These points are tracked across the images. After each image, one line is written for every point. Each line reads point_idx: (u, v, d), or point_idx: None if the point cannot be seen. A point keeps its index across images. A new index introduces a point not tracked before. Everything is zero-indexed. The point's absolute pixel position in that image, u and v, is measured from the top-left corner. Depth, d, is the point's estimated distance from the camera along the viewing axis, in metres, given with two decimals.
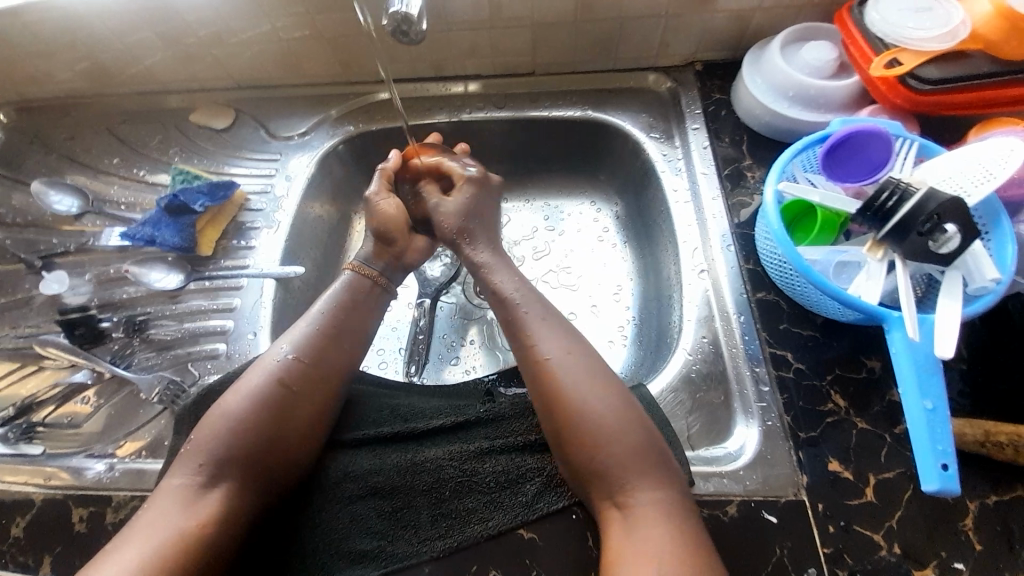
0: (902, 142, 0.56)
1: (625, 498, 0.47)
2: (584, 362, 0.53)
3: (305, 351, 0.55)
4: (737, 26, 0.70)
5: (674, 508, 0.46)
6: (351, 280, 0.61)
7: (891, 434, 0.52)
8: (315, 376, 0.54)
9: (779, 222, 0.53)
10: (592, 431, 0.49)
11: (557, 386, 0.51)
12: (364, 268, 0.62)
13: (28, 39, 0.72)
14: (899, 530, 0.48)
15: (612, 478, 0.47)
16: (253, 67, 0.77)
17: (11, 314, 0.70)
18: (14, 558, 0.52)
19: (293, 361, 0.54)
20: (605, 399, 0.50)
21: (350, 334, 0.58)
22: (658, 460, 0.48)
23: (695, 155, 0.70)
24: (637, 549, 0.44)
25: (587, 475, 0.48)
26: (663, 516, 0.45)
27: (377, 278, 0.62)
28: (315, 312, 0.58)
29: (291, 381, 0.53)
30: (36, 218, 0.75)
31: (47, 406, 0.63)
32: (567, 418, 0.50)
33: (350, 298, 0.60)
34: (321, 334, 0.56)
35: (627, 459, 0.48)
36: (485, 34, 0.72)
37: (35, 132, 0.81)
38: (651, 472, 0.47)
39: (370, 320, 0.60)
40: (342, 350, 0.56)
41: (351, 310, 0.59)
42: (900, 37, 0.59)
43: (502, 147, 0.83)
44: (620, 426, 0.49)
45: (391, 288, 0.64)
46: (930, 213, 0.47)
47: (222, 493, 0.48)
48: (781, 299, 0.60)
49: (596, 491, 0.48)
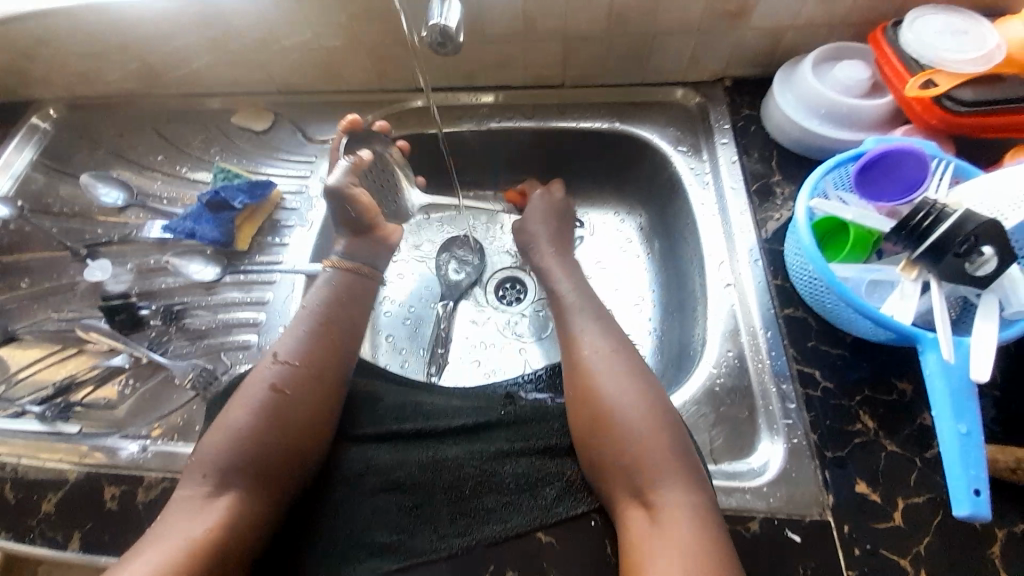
0: (938, 162, 0.56)
1: (652, 494, 0.47)
2: (620, 362, 0.54)
3: (302, 356, 0.56)
4: (768, 45, 0.71)
5: (699, 508, 0.46)
6: (335, 275, 0.63)
7: (921, 458, 0.51)
8: (312, 376, 0.55)
9: (810, 238, 0.53)
10: (624, 425, 0.50)
11: (598, 387, 0.52)
12: (344, 263, 0.64)
13: (87, 41, 0.76)
14: (927, 557, 0.47)
15: (642, 474, 0.48)
16: (293, 73, 0.80)
17: (55, 298, 0.73)
18: (45, 532, 0.53)
19: (286, 367, 0.55)
20: (635, 398, 0.51)
21: (342, 326, 0.59)
22: (687, 458, 0.48)
23: (723, 169, 0.71)
24: (660, 547, 0.44)
25: (613, 470, 0.49)
26: (686, 514, 0.45)
27: (364, 270, 0.65)
28: (304, 313, 0.60)
29: (283, 388, 0.53)
30: (83, 208, 0.79)
31: (87, 386, 0.66)
32: (599, 413, 0.51)
33: (335, 292, 0.62)
34: (310, 332, 0.58)
35: (656, 456, 0.48)
36: (517, 46, 0.74)
37: (86, 129, 0.85)
38: (680, 470, 0.48)
39: (359, 311, 0.62)
40: (330, 345, 0.58)
41: (340, 305, 0.61)
42: (935, 59, 0.59)
43: (528, 158, 0.84)
44: (650, 425, 0.49)
45: (376, 275, 0.66)
46: (967, 234, 0.46)
47: (242, 490, 0.49)
48: (809, 316, 0.59)
49: (621, 488, 0.48)
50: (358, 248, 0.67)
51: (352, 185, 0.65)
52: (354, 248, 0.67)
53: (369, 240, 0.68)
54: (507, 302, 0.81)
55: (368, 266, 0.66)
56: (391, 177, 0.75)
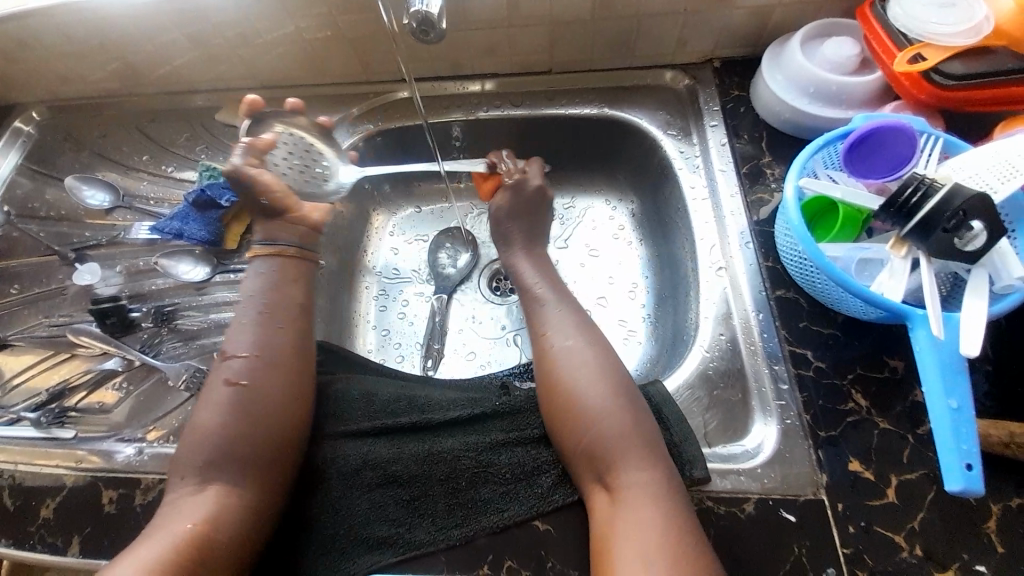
0: (927, 138, 0.55)
1: (612, 479, 0.48)
2: (587, 351, 0.54)
3: (260, 347, 0.56)
4: (757, 23, 0.70)
5: (659, 490, 0.46)
6: (268, 262, 0.62)
7: (913, 435, 0.51)
8: (271, 362, 0.55)
9: (799, 217, 0.52)
10: (587, 412, 0.50)
11: (568, 375, 0.53)
12: (269, 250, 0.62)
13: (63, 40, 0.75)
14: (921, 532, 0.47)
15: (604, 459, 0.48)
16: (276, 67, 0.79)
17: (45, 304, 0.73)
18: (46, 538, 0.54)
19: (244, 358, 0.54)
20: (599, 386, 0.52)
21: (286, 310, 0.59)
22: (648, 442, 0.49)
23: (713, 152, 0.70)
24: (620, 530, 0.45)
25: (577, 455, 0.50)
26: (646, 498, 0.46)
27: (292, 252, 0.63)
28: (243, 303, 0.59)
29: (239, 380, 0.53)
30: (69, 212, 0.78)
31: (80, 392, 0.66)
32: (565, 402, 0.52)
33: (269, 280, 0.60)
34: (258, 322, 0.57)
35: (619, 442, 0.49)
36: (503, 33, 0.73)
37: (68, 130, 0.84)
38: (641, 454, 0.48)
39: (302, 293, 0.61)
40: (279, 330, 0.57)
41: (278, 289, 0.60)
42: (923, 32, 0.58)
43: (519, 147, 0.83)
44: (618, 408, 0.50)
45: (311, 256, 0.64)
46: (955, 209, 0.46)
47: (239, 487, 0.49)
48: (800, 297, 0.59)
49: (585, 472, 0.49)
50: (282, 233, 0.64)
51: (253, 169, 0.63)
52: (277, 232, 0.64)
53: (289, 223, 0.64)
54: (501, 293, 0.81)
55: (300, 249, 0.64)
56: (310, 154, 0.70)
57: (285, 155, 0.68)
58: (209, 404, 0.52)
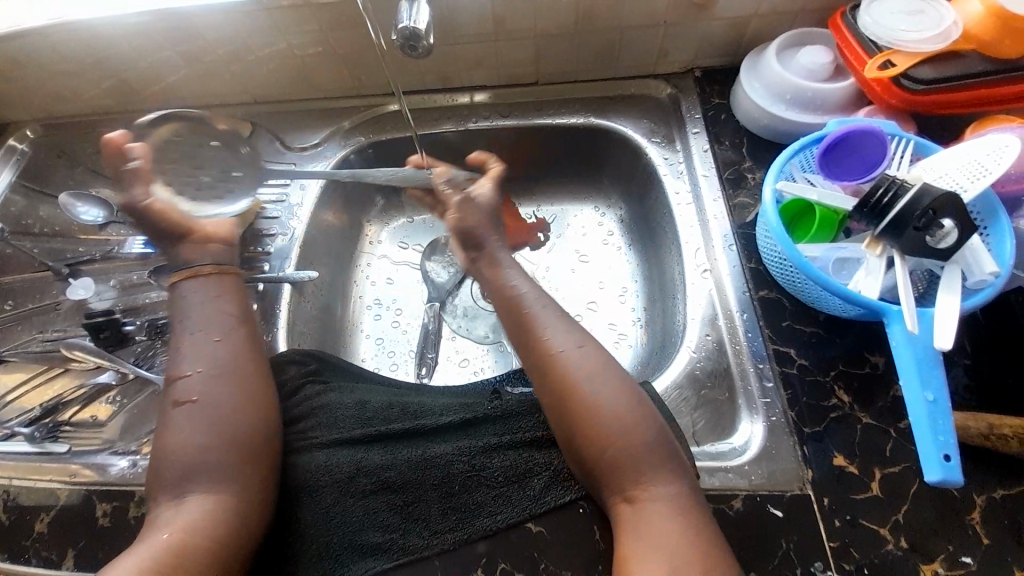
0: (899, 141, 0.57)
1: (637, 490, 0.47)
2: (595, 358, 0.53)
3: (205, 362, 0.55)
4: (735, 34, 0.72)
5: (682, 501, 0.47)
6: (192, 282, 0.61)
7: (895, 429, 0.52)
8: (220, 376, 0.55)
9: (777, 219, 0.54)
10: (605, 423, 0.49)
11: (579, 383, 0.51)
12: (187, 271, 0.62)
13: (58, 60, 0.76)
14: (905, 524, 0.48)
15: (626, 471, 0.48)
16: (268, 82, 0.81)
17: (39, 319, 0.73)
18: (39, 552, 0.54)
19: (191, 377, 0.54)
20: (614, 392, 0.51)
21: (217, 324, 0.58)
22: (666, 450, 0.49)
23: (696, 158, 0.72)
24: (647, 544, 0.44)
25: (599, 467, 0.49)
26: (672, 507, 0.46)
27: (208, 270, 0.62)
28: (174, 326, 0.58)
29: (187, 398, 0.53)
30: (63, 228, 0.79)
31: (73, 407, 0.66)
32: (580, 412, 0.50)
33: (196, 298, 0.60)
34: (199, 340, 0.57)
35: (636, 450, 0.48)
36: (489, 46, 0.75)
37: (61, 147, 0.85)
38: (660, 463, 0.48)
39: (236, 305, 0.61)
40: (222, 346, 0.57)
41: (213, 304, 0.60)
42: (892, 39, 0.60)
43: (507, 155, 0.85)
44: (633, 416, 0.50)
45: (232, 267, 0.64)
46: (925, 208, 0.48)
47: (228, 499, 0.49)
48: (782, 297, 0.60)
49: (607, 483, 0.49)
50: (195, 254, 0.63)
51: (145, 195, 0.63)
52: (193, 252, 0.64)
53: (195, 244, 0.64)
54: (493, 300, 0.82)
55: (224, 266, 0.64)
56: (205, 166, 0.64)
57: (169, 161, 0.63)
58: (188, 417, 0.52)
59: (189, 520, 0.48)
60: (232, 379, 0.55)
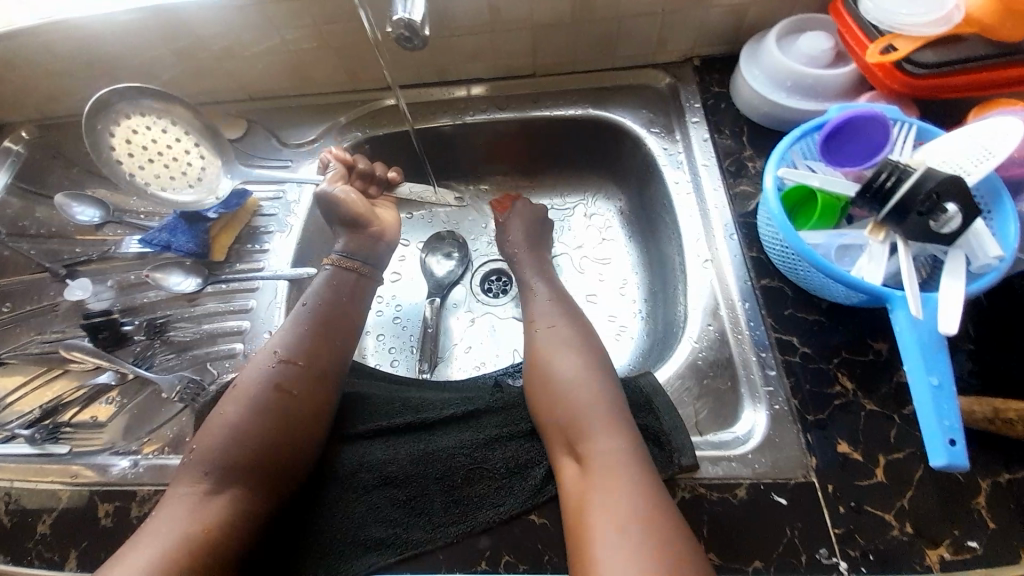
0: (901, 126, 0.56)
1: (583, 446, 0.51)
2: (564, 332, 0.60)
3: (306, 356, 0.57)
4: (733, 21, 0.72)
5: (626, 457, 0.49)
6: (334, 273, 0.65)
7: (900, 415, 0.52)
8: (314, 373, 0.57)
9: (779, 207, 0.53)
10: (564, 387, 0.54)
11: (541, 353, 0.58)
12: (343, 261, 0.66)
13: (50, 59, 0.75)
14: (911, 510, 0.48)
15: (574, 430, 0.52)
16: (264, 78, 0.80)
17: (38, 321, 0.73)
18: (43, 553, 0.54)
19: (289, 366, 0.56)
20: (573, 358, 0.57)
21: (340, 324, 0.61)
22: (615, 411, 0.52)
23: (696, 148, 0.72)
24: (592, 493, 0.47)
25: (550, 428, 0.53)
26: (618, 461, 0.49)
27: (341, 262, 0.66)
28: (298, 308, 0.61)
29: (292, 387, 0.55)
30: (60, 228, 0.79)
31: (72, 408, 0.65)
32: (541, 374, 0.56)
33: (336, 291, 0.64)
34: (310, 330, 0.59)
35: (586, 411, 0.52)
36: (485, 38, 0.74)
37: (57, 147, 0.84)
38: (608, 423, 0.51)
39: (359, 311, 0.64)
40: (334, 344, 0.60)
41: (336, 302, 0.63)
42: (894, 24, 0.60)
43: (505, 148, 0.85)
44: (580, 380, 0.55)
45: (374, 274, 0.68)
46: (928, 193, 0.48)
47: (230, 498, 0.50)
48: (785, 285, 0.60)
49: (559, 443, 0.52)
50: (365, 246, 0.69)
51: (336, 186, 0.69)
52: (352, 245, 0.68)
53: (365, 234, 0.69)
54: (492, 295, 0.82)
55: (365, 263, 0.68)
56: (178, 151, 0.68)
57: (145, 142, 0.66)
58: None
59: (197, 513, 0.48)
60: (336, 378, 0.58)
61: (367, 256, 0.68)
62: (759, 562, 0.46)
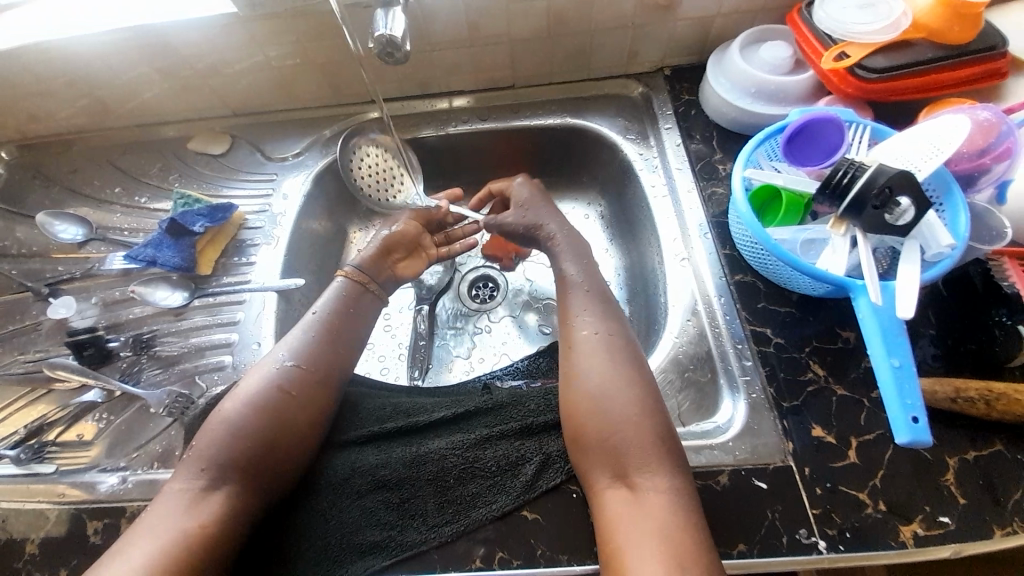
0: (856, 127, 0.60)
1: (635, 476, 0.48)
2: (614, 341, 0.57)
3: (310, 361, 0.58)
4: (699, 33, 0.75)
5: (678, 487, 0.48)
6: (347, 286, 0.65)
7: (869, 399, 0.55)
8: (313, 378, 0.57)
9: (747, 207, 0.57)
10: (606, 412, 0.51)
11: (592, 373, 0.54)
12: (357, 275, 0.66)
13: (32, 80, 0.75)
14: (883, 488, 0.50)
15: (627, 458, 0.49)
16: (248, 95, 0.81)
17: (19, 340, 0.72)
18: (31, 573, 0.52)
19: (292, 367, 0.56)
20: (622, 376, 0.53)
21: (343, 335, 0.61)
22: (668, 438, 0.50)
23: (669, 152, 0.75)
24: (639, 526, 0.45)
25: (599, 457, 0.50)
26: (670, 492, 0.47)
27: (354, 275, 0.66)
28: (307, 317, 0.62)
29: (287, 389, 0.55)
30: (41, 247, 0.78)
31: (58, 427, 0.65)
32: (588, 401, 0.53)
33: (345, 304, 0.64)
34: (316, 337, 0.59)
35: (641, 439, 0.50)
36: (465, 52, 0.76)
37: (37, 167, 0.84)
38: (657, 454, 0.49)
39: (362, 329, 0.64)
40: (334, 353, 0.59)
41: (349, 315, 0.63)
42: (844, 32, 0.65)
43: (488, 158, 0.87)
44: (637, 403, 0.52)
45: (383, 295, 0.68)
46: (880, 187, 0.50)
47: (221, 504, 0.49)
48: (757, 280, 0.63)
49: (600, 473, 0.50)
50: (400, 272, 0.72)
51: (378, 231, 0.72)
52: (369, 260, 0.69)
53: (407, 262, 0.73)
54: (480, 301, 0.84)
55: (378, 285, 0.68)
56: (390, 170, 0.76)
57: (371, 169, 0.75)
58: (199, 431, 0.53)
59: (191, 512, 0.48)
60: (326, 387, 0.57)
61: (380, 274, 0.69)
62: (744, 545, 0.48)
